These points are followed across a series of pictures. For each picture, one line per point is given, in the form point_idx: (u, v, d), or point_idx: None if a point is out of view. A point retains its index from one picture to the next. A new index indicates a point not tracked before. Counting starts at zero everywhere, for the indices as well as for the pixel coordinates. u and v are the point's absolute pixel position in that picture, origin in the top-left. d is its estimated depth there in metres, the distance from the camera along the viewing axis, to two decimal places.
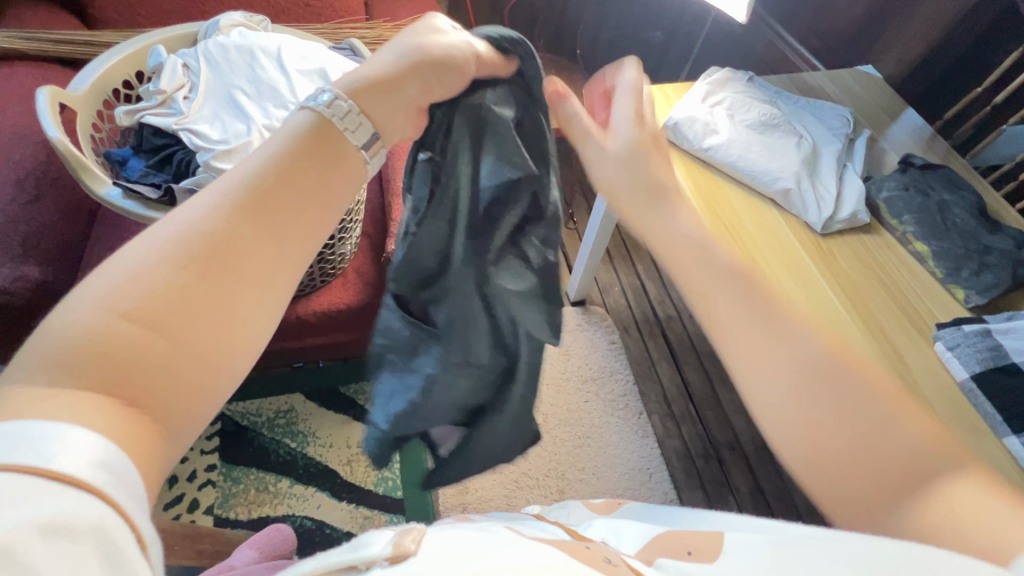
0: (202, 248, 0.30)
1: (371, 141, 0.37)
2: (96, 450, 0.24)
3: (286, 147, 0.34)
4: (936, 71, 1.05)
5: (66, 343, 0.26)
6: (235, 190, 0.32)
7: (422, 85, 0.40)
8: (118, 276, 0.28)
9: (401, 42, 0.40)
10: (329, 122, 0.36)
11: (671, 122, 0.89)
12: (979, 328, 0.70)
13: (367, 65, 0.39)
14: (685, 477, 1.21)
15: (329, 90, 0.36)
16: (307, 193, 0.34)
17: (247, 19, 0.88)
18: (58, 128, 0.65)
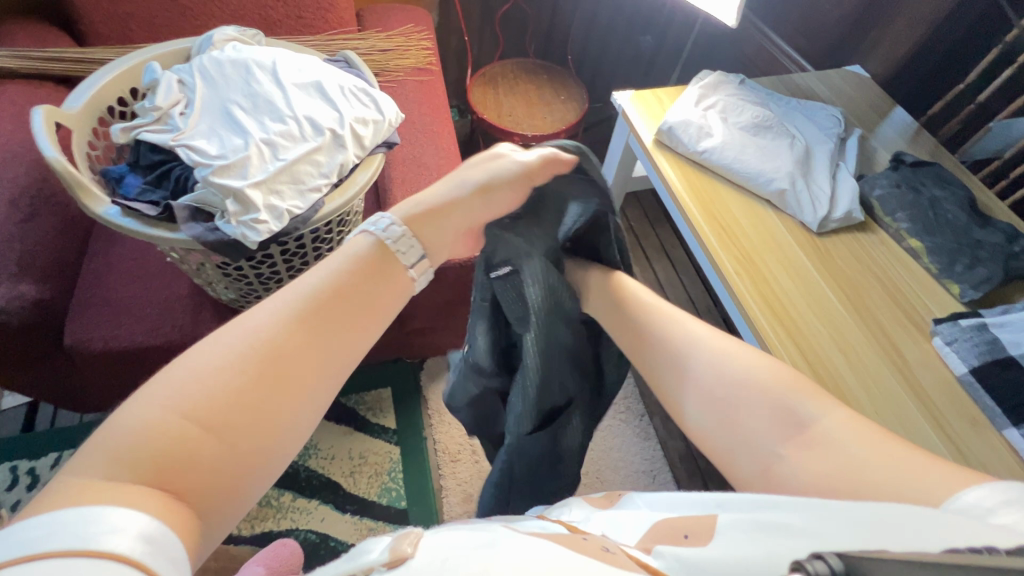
0: (259, 359, 0.36)
1: (418, 261, 0.47)
2: (137, 525, 0.27)
3: (346, 268, 0.43)
4: (921, 71, 1.07)
5: (134, 439, 0.31)
6: (298, 302, 0.39)
7: (468, 209, 0.53)
8: (185, 381, 0.33)
9: (458, 178, 0.53)
10: (386, 246, 0.46)
11: (665, 126, 0.91)
12: (974, 323, 0.71)
13: (428, 194, 0.52)
14: (688, 477, 1.22)
15: (388, 218, 0.47)
16: (359, 304, 0.42)
17: (240, 33, 0.88)
18: (55, 147, 0.65)
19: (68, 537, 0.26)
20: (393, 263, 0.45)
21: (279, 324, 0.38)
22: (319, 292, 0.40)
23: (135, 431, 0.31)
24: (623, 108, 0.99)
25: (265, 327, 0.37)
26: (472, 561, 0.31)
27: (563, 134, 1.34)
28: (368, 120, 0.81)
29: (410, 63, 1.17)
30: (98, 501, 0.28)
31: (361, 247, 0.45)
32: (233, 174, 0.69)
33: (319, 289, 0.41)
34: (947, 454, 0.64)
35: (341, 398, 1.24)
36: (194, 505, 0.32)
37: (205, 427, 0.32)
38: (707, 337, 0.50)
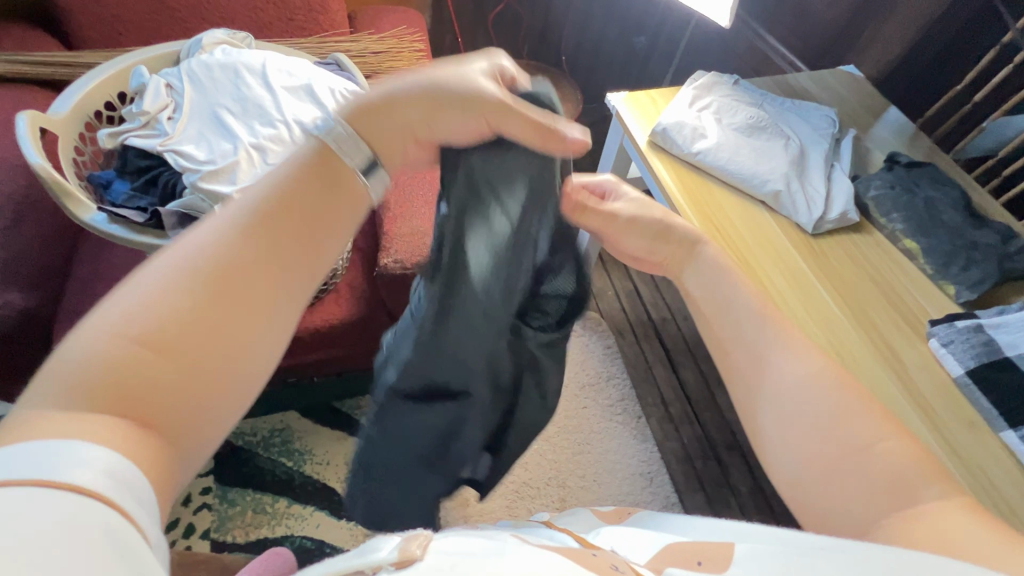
0: (204, 273, 0.31)
1: (369, 165, 0.37)
2: (104, 463, 0.25)
3: (292, 174, 0.36)
4: (914, 71, 1.07)
5: (79, 365, 0.28)
6: (242, 214, 0.33)
7: (422, 114, 0.38)
8: (127, 304, 0.29)
9: (417, 72, 0.38)
10: (330, 148, 0.36)
11: (659, 128, 0.90)
12: (971, 324, 0.70)
13: (386, 83, 0.38)
14: (685, 480, 1.21)
15: (330, 116, 0.37)
16: (309, 216, 0.35)
17: (230, 36, 0.87)
18: (40, 154, 0.64)
19: (26, 465, 0.23)
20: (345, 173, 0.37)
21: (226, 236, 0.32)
22: (263, 207, 0.34)
23: (89, 353, 0.28)
24: (616, 109, 0.98)
25: (208, 243, 0.32)
26: (480, 567, 0.30)
27: None
28: None
29: (402, 64, 1.16)
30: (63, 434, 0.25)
31: (304, 148, 0.36)
32: (222, 180, 0.68)
33: (261, 206, 0.34)
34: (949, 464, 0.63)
35: (336, 403, 1.23)
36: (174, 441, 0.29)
37: (166, 340, 0.29)
38: None
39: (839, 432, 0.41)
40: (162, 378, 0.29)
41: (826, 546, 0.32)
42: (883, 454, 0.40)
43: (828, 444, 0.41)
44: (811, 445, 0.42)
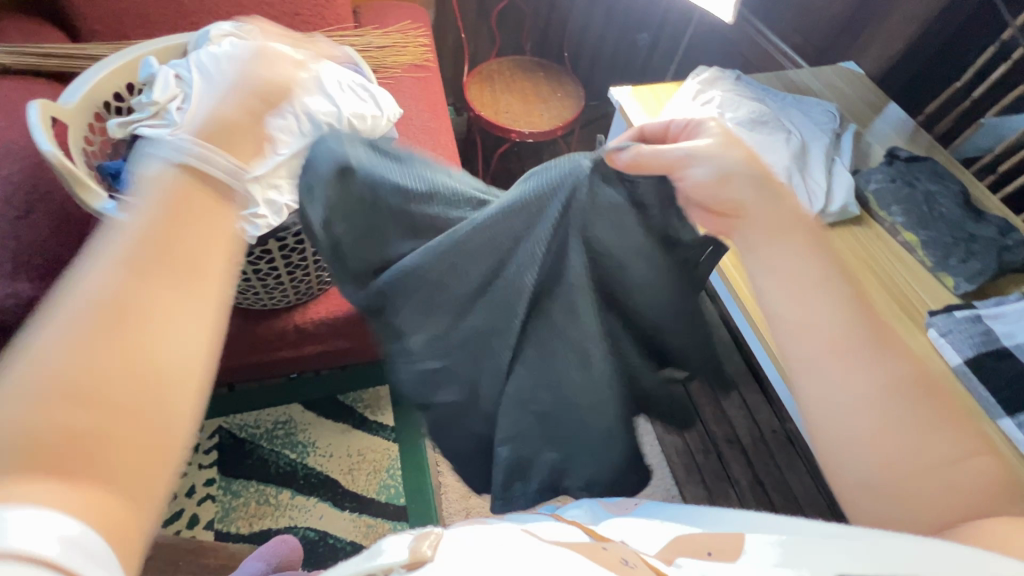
0: (101, 315, 0.33)
1: (235, 166, 0.40)
2: (59, 528, 0.27)
3: (163, 205, 0.38)
4: (915, 67, 1.08)
5: (36, 380, 0.30)
6: (127, 248, 0.36)
7: (196, 183, 0.40)
8: (47, 349, 0.31)
9: (159, 170, 0.40)
10: (192, 167, 0.40)
11: (662, 121, 0.91)
12: (969, 314, 0.72)
13: (159, 173, 0.39)
14: (685, 473, 1.19)
15: (185, 142, 0.40)
16: (196, 232, 0.38)
17: (236, 29, 0.88)
18: (52, 142, 0.65)
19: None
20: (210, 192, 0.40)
21: (120, 273, 0.35)
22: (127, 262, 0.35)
23: (25, 385, 0.30)
24: (620, 104, 1.00)
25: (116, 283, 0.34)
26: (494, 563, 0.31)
27: (560, 131, 1.39)
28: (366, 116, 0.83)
29: (406, 59, 1.20)
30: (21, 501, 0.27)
31: (165, 178, 0.39)
32: None
33: (136, 246, 0.36)
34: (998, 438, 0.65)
35: (339, 395, 1.23)
36: (121, 486, 0.31)
37: (116, 325, 0.33)
38: (834, 319, 0.50)
39: (886, 428, 0.47)
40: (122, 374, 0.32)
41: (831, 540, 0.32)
42: (971, 470, 0.45)
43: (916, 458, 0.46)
44: (878, 449, 0.47)
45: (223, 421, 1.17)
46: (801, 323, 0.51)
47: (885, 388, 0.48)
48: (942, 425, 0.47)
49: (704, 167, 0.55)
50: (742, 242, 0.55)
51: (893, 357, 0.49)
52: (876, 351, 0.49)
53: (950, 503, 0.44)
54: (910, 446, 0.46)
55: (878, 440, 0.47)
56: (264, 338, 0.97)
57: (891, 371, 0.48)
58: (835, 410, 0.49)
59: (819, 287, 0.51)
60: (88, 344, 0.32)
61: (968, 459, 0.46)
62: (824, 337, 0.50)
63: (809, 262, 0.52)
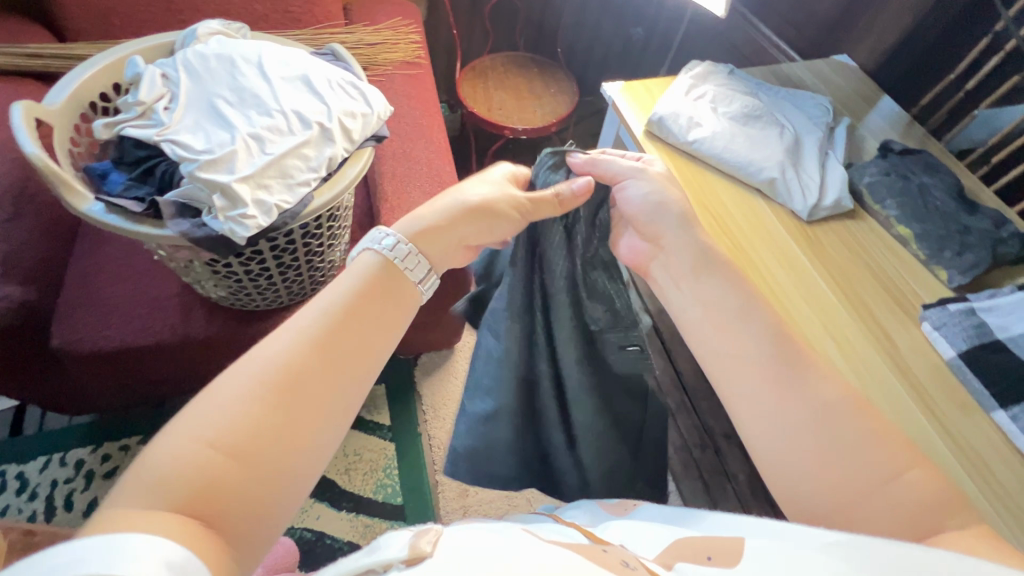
0: (278, 381, 0.37)
1: (425, 275, 0.47)
2: (163, 553, 0.28)
3: (354, 287, 0.43)
4: (908, 59, 1.07)
5: (213, 428, 0.34)
6: (312, 327, 0.39)
7: (384, 279, 0.45)
8: (226, 404, 0.35)
9: (363, 262, 0.45)
10: (393, 263, 0.45)
11: (655, 116, 0.91)
12: (963, 307, 0.71)
13: (357, 262, 0.45)
14: (682, 468, 1.23)
15: (393, 235, 0.47)
16: (372, 328, 0.42)
17: (224, 27, 0.87)
18: (36, 144, 0.64)
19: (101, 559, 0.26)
20: (400, 279, 0.45)
21: (298, 351, 0.38)
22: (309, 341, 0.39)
23: (213, 427, 0.34)
24: (613, 99, 0.99)
25: (290, 357, 0.38)
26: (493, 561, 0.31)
27: (553, 127, 1.38)
28: (357, 113, 0.80)
29: (398, 56, 1.18)
30: (142, 529, 0.29)
31: (366, 264, 0.45)
32: (221, 169, 0.68)
33: (321, 325, 0.40)
34: (940, 442, 0.64)
35: None
36: (224, 532, 0.32)
37: (280, 395, 0.36)
38: (762, 341, 0.49)
39: (817, 445, 0.44)
40: (275, 439, 0.35)
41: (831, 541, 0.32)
42: (909, 489, 0.41)
43: (851, 475, 0.42)
44: (811, 467, 0.44)
45: None
46: (730, 352, 0.50)
47: (820, 406, 0.45)
48: (885, 443, 0.43)
49: (639, 188, 0.58)
50: (664, 273, 0.56)
51: (824, 379, 0.47)
52: (810, 368, 0.47)
53: (891, 525, 0.40)
54: (846, 462, 0.43)
55: (807, 458, 0.44)
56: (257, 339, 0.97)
57: (824, 391, 0.46)
58: (776, 433, 0.46)
59: (743, 318, 0.50)
60: (270, 409, 0.36)
61: (912, 472, 0.42)
62: (747, 359, 0.49)
63: (733, 294, 0.52)
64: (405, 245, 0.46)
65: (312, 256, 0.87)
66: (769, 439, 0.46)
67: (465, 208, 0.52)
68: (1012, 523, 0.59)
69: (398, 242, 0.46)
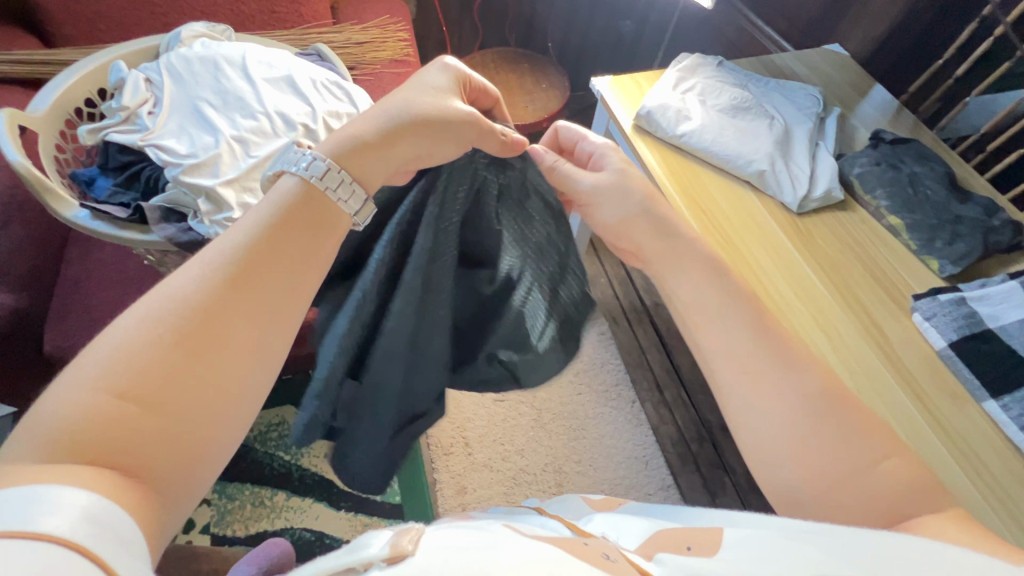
0: (190, 325, 0.34)
1: (361, 205, 0.44)
2: (79, 507, 0.25)
3: (272, 217, 0.40)
4: (899, 47, 1.06)
5: (112, 372, 0.31)
6: (224, 260, 0.37)
7: (308, 209, 0.41)
8: (114, 353, 0.32)
9: (280, 189, 0.41)
10: (314, 186, 0.42)
11: (644, 110, 0.90)
12: (954, 297, 0.71)
13: (276, 189, 0.42)
14: (680, 462, 1.20)
15: (315, 156, 0.43)
16: (294, 261, 0.40)
17: (209, 29, 0.86)
18: (20, 151, 0.63)
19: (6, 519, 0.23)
20: (328, 206, 0.42)
21: (207, 291, 0.35)
22: (219, 277, 0.36)
23: (110, 371, 0.31)
24: (601, 94, 0.98)
25: (201, 300, 0.35)
26: (479, 560, 0.29)
27: (545, 122, 1.37)
28: (342, 113, 0.80)
29: (386, 54, 1.18)
30: (49, 481, 0.26)
31: (285, 191, 0.41)
32: (204, 174, 0.68)
33: (238, 256, 0.37)
34: (938, 442, 0.64)
35: None
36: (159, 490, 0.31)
37: (191, 336, 0.33)
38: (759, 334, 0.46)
39: (807, 437, 0.42)
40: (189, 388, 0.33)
41: (813, 530, 0.31)
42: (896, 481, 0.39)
43: (841, 465, 0.40)
44: (799, 459, 0.41)
45: None
46: (717, 349, 0.47)
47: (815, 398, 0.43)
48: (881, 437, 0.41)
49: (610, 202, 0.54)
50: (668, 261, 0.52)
51: (811, 368, 0.44)
52: (798, 357, 0.45)
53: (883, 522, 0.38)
54: (838, 455, 0.41)
55: (787, 449, 0.42)
56: None
57: (809, 381, 0.44)
58: (766, 425, 0.43)
59: (732, 312, 0.47)
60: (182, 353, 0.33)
61: (893, 458, 0.41)
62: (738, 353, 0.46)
63: (725, 288, 0.48)
64: (335, 169, 0.43)
65: None
66: (754, 431, 0.44)
67: (400, 124, 0.47)
68: (1007, 517, 0.59)
69: (317, 161, 0.42)
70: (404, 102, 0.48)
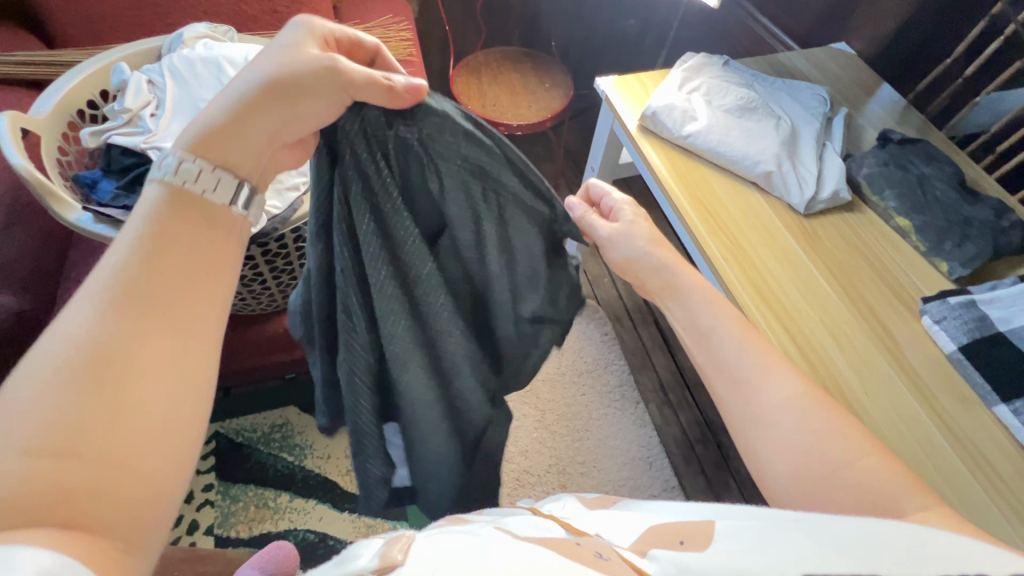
0: (92, 366, 0.32)
1: (236, 192, 0.41)
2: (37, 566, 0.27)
3: (151, 229, 0.38)
4: (907, 46, 1.05)
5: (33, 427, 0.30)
6: (105, 286, 0.35)
7: (192, 215, 0.39)
8: (22, 413, 0.30)
9: (149, 202, 0.39)
10: (183, 188, 0.39)
11: (649, 111, 0.89)
12: (964, 300, 0.70)
13: (143, 203, 0.39)
14: (685, 464, 1.20)
15: (171, 153, 0.39)
16: (191, 262, 0.38)
17: (211, 30, 0.86)
18: (22, 154, 0.63)
19: None
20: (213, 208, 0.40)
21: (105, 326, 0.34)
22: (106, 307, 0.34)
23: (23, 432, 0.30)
24: (606, 94, 0.97)
25: (96, 339, 0.33)
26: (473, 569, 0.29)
27: (548, 122, 1.37)
28: None
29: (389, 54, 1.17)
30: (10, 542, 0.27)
31: (154, 202, 0.39)
32: None
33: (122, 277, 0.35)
34: (950, 448, 0.63)
35: None
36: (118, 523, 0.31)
37: (102, 374, 0.32)
38: None
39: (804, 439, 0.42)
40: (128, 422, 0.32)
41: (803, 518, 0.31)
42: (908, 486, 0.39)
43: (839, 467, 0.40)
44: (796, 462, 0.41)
45: (218, 428, 1.16)
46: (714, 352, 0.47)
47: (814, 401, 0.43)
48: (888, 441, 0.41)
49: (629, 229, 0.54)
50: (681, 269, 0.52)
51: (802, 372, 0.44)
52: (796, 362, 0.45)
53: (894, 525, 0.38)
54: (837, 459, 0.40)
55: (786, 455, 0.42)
56: (255, 343, 0.95)
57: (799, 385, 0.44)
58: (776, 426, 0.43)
59: None
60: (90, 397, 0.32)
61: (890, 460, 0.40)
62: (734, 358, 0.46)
63: None
64: (191, 161, 0.40)
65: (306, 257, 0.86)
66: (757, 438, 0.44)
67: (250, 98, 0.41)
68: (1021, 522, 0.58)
69: (175, 159, 0.39)
70: (250, 67, 0.42)
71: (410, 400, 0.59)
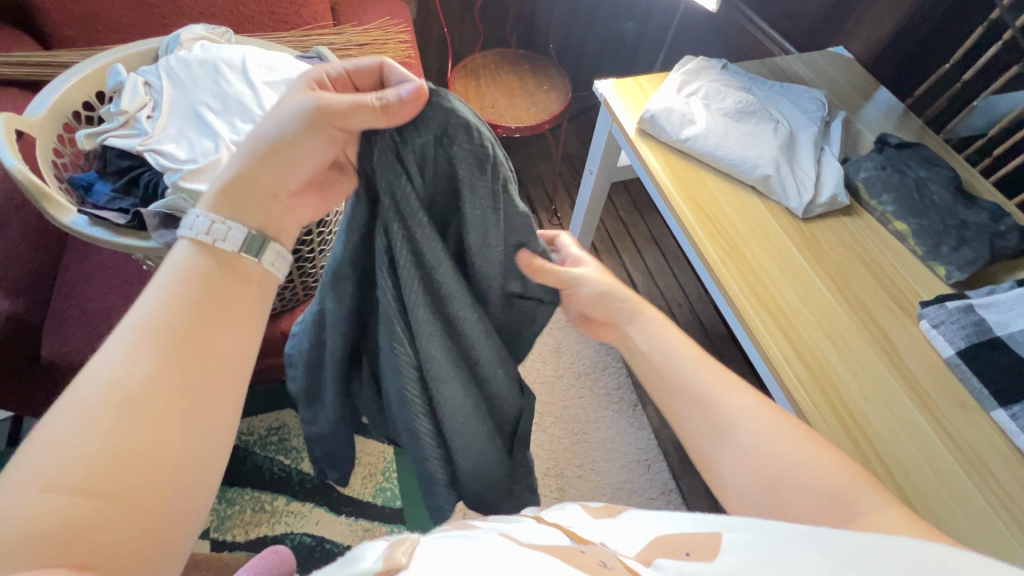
0: (118, 403, 0.34)
1: (247, 241, 0.43)
2: None
3: (181, 284, 0.40)
4: (904, 49, 1.05)
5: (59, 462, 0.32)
6: (136, 336, 0.37)
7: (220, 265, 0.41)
8: (52, 452, 0.32)
9: (180, 259, 0.41)
10: (213, 244, 0.42)
11: (648, 114, 0.89)
12: (962, 304, 0.70)
13: (175, 258, 0.41)
14: (682, 466, 1.20)
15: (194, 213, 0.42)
16: (218, 312, 0.40)
17: (208, 31, 0.85)
18: (17, 156, 0.63)
19: None
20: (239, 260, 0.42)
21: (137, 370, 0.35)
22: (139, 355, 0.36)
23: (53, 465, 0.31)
24: (604, 97, 0.97)
25: (126, 383, 0.35)
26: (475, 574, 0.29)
27: (547, 124, 1.37)
28: None
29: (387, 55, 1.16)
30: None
31: (185, 258, 0.41)
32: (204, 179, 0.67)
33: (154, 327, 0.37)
34: (945, 449, 0.63)
35: None
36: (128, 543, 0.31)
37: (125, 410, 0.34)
38: None
39: None
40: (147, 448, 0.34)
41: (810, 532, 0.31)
42: None
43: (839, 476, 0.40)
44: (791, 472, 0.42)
45: None
46: None
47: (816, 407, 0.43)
48: None
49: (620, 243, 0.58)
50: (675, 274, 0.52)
51: None
52: None
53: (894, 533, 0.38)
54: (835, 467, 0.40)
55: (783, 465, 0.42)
56: None
57: None
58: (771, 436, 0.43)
59: None
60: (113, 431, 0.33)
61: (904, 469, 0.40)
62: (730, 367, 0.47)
63: None
64: (214, 219, 0.42)
65: (303, 260, 0.86)
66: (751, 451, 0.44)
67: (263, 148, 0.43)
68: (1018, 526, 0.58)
69: (198, 218, 0.41)
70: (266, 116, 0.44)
71: (439, 389, 0.60)
